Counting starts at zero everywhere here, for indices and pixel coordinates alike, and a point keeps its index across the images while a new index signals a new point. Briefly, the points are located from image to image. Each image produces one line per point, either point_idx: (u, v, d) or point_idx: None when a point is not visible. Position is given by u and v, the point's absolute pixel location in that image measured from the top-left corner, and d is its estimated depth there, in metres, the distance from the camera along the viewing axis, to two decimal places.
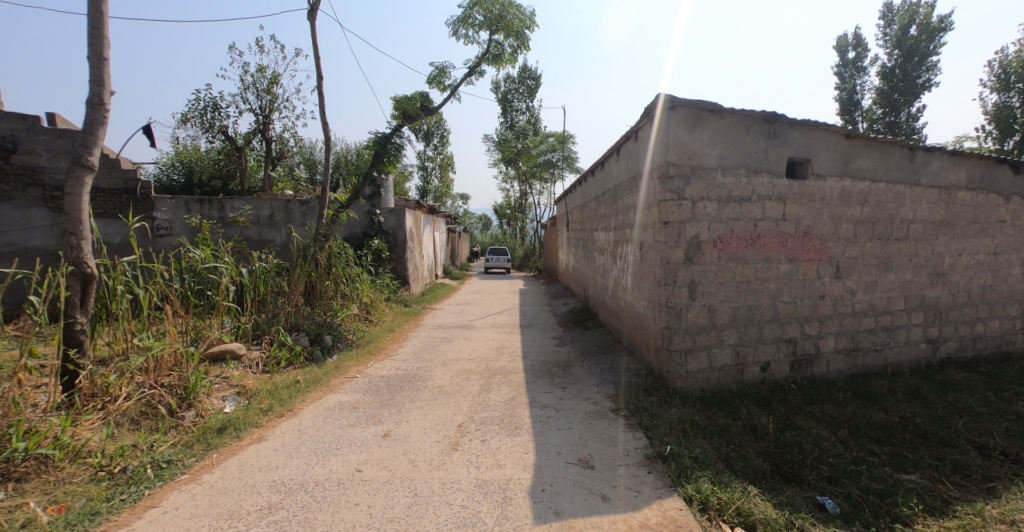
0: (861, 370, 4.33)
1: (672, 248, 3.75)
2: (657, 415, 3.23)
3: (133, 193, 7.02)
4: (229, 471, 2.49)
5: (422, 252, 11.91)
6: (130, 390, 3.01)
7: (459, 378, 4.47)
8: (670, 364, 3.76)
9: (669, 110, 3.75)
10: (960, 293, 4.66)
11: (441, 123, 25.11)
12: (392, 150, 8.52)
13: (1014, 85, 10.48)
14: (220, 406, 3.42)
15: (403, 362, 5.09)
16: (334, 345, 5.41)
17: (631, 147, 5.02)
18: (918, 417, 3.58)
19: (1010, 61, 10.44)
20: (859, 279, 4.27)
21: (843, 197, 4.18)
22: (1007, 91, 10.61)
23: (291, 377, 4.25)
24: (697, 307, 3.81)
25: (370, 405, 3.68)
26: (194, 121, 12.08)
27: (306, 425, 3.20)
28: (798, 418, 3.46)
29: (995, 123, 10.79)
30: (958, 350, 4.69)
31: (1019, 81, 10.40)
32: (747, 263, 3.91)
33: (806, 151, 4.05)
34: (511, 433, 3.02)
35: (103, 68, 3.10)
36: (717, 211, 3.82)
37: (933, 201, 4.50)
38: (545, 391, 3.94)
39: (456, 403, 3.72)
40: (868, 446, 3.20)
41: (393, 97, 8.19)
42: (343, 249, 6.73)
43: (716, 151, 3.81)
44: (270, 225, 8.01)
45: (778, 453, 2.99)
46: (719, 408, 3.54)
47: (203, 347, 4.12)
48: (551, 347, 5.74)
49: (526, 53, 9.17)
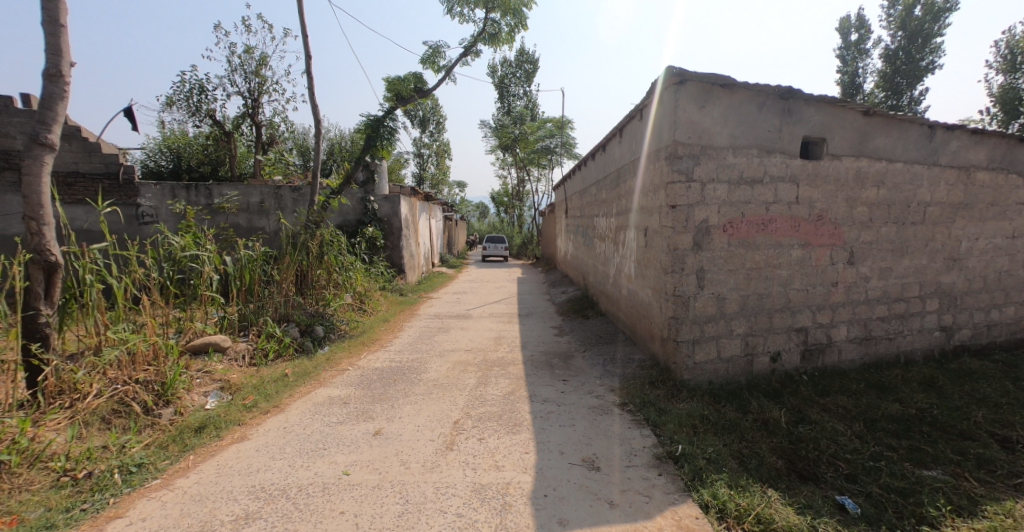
0: (873, 359, 4.16)
1: (680, 233, 3.54)
2: (664, 409, 3.05)
3: (116, 178, 6.76)
4: (206, 476, 2.29)
5: (418, 240, 11.68)
6: (101, 386, 2.81)
7: (456, 370, 4.29)
8: (677, 356, 3.58)
9: (678, 85, 3.49)
10: (976, 278, 4.48)
11: (436, 107, 24.54)
12: (385, 134, 8.12)
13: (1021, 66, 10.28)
14: (202, 402, 3.21)
15: (397, 354, 4.91)
16: (326, 336, 5.23)
17: (634, 128, 4.77)
18: (936, 409, 3.42)
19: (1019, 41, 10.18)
20: (873, 265, 4.08)
21: (858, 179, 3.96)
22: (1014, 72, 10.41)
23: (279, 370, 4.06)
24: (705, 296, 3.61)
25: (362, 400, 3.50)
26: (180, 105, 11.67)
27: (292, 423, 3.01)
28: (810, 411, 3.30)
29: (1000, 105, 10.58)
30: (973, 337, 4.53)
31: None
32: (758, 249, 3.71)
33: (822, 129, 3.82)
34: (510, 431, 2.85)
35: (60, 35, 2.80)
36: (727, 193, 3.60)
37: (952, 182, 4.29)
38: (546, 384, 3.77)
39: (453, 397, 3.55)
40: (885, 440, 3.05)
41: (387, 79, 7.85)
42: (336, 237, 6.46)
43: (727, 130, 3.57)
44: (260, 212, 7.74)
45: (792, 450, 2.83)
46: (729, 401, 3.37)
47: (185, 340, 3.92)
48: (551, 337, 5.56)
49: (524, 32, 8.83)
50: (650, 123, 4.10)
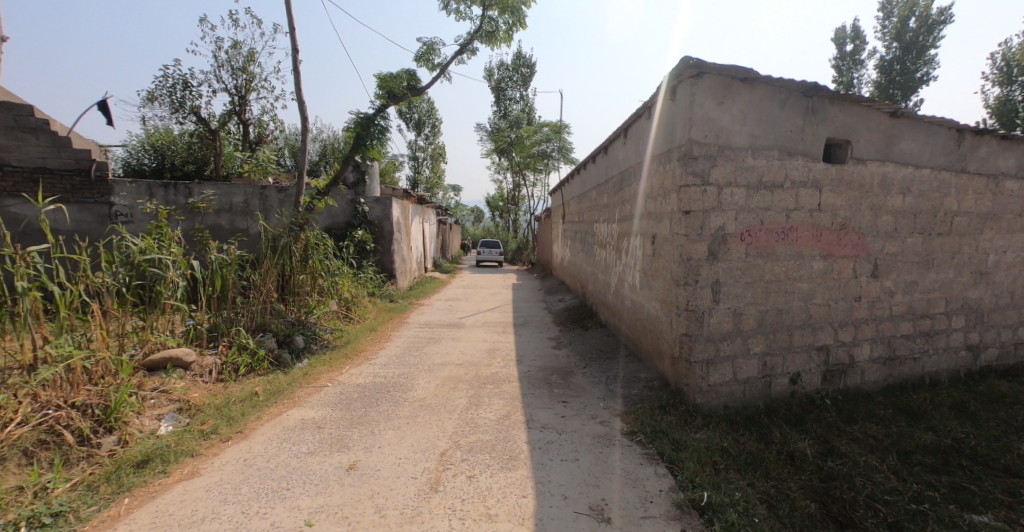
0: (897, 380, 3.86)
1: (694, 241, 3.21)
2: (680, 442, 2.69)
3: (87, 175, 6.36)
4: (137, 528, 1.92)
5: (410, 244, 11.29)
6: (27, 412, 2.42)
7: (445, 388, 3.91)
8: (689, 377, 3.23)
9: (694, 79, 3.16)
10: (1003, 294, 4.20)
11: (432, 110, 24.27)
12: (376, 133, 7.70)
13: (1017, 78, 10.69)
14: (154, 427, 2.80)
15: (383, 368, 4.53)
16: (306, 347, 4.86)
17: (641, 127, 4.43)
18: (974, 439, 3.11)
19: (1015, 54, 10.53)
20: (898, 278, 3.78)
21: (884, 186, 3.66)
22: (1010, 84, 10.84)
23: (249, 388, 3.64)
24: (721, 311, 3.28)
25: (338, 424, 3.11)
26: (163, 100, 11.21)
27: (255, 454, 2.62)
28: (838, 441, 2.96)
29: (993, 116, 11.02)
30: (999, 357, 4.25)
31: (1020, 75, 10.63)
32: (778, 260, 3.39)
33: (846, 131, 3.52)
34: (505, 467, 2.48)
35: None
36: (745, 199, 3.27)
37: (981, 191, 4.02)
38: (544, 407, 3.40)
39: (441, 421, 3.17)
40: (924, 476, 2.72)
41: (378, 75, 7.49)
42: (322, 239, 6.05)
43: (747, 129, 3.25)
44: (243, 212, 7.33)
45: (824, 490, 2.50)
46: (748, 429, 3.03)
47: (142, 354, 3.49)
48: (548, 350, 5.20)
49: (521, 31, 8.53)
50: (660, 121, 3.78)
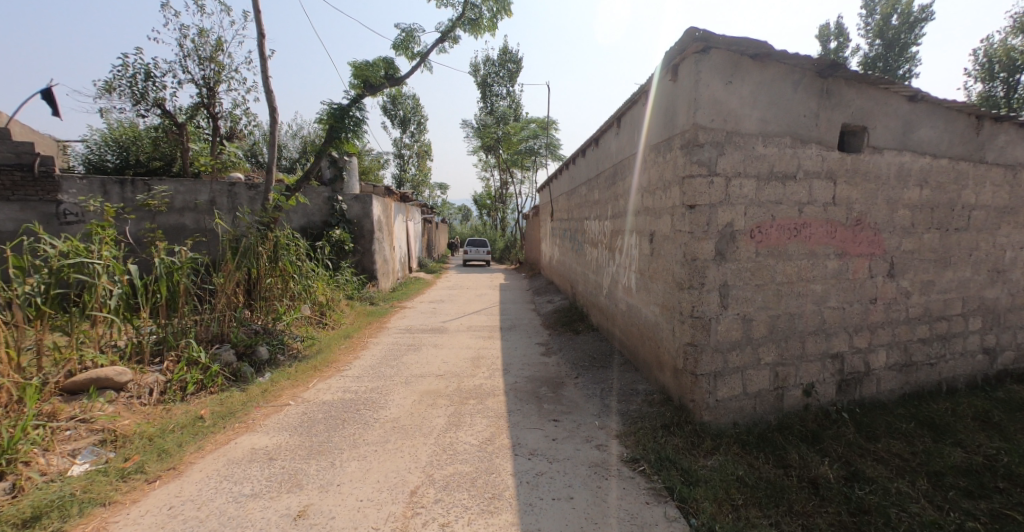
0: (913, 388, 3.57)
1: (700, 239, 2.84)
2: (690, 472, 2.34)
3: (30, 170, 5.78)
4: None
5: (393, 243, 10.77)
6: None
7: (422, 405, 3.49)
8: (695, 392, 2.88)
9: (700, 55, 2.78)
10: (1020, 293, 3.94)
11: (418, 107, 23.64)
12: (351, 125, 7.17)
13: (999, 74, 10.64)
14: (65, 465, 2.34)
15: (355, 380, 4.09)
16: (270, 359, 4.40)
17: (636, 114, 4.06)
18: (1006, 456, 2.80)
19: (996, 49, 10.47)
20: (914, 277, 3.48)
21: (901, 177, 3.35)
22: (991, 80, 10.80)
23: (195, 411, 3.17)
24: (730, 317, 2.93)
25: (294, 455, 2.66)
26: (122, 91, 10.46)
27: (184, 499, 2.17)
28: (862, 464, 2.63)
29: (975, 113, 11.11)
30: (1015, 361, 3.99)
31: (1002, 71, 10.57)
32: (790, 259, 3.05)
33: (862, 116, 3.20)
34: (485, 510, 2.08)
35: None
36: (755, 191, 2.92)
37: (998, 182, 3.74)
38: (532, 427, 3.02)
39: (414, 447, 2.76)
40: (962, 503, 2.39)
41: (353, 63, 6.95)
42: (294, 239, 5.57)
43: (757, 112, 2.90)
44: (209, 211, 6.81)
45: (855, 526, 2.15)
46: (762, 451, 2.69)
47: (60, 376, 2.98)
48: (537, 357, 4.82)
49: (506, 19, 8.10)
50: (657, 106, 3.40)
